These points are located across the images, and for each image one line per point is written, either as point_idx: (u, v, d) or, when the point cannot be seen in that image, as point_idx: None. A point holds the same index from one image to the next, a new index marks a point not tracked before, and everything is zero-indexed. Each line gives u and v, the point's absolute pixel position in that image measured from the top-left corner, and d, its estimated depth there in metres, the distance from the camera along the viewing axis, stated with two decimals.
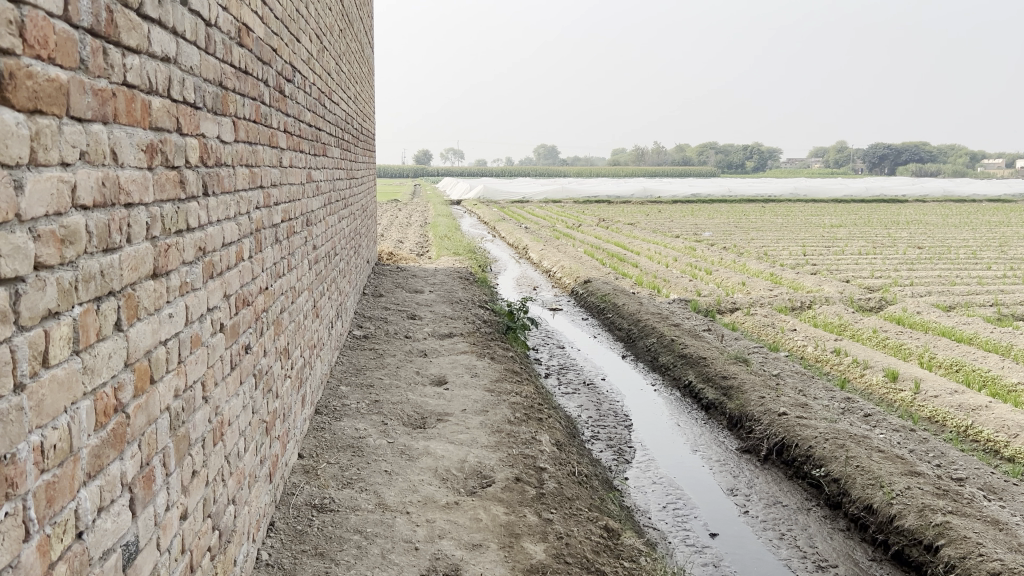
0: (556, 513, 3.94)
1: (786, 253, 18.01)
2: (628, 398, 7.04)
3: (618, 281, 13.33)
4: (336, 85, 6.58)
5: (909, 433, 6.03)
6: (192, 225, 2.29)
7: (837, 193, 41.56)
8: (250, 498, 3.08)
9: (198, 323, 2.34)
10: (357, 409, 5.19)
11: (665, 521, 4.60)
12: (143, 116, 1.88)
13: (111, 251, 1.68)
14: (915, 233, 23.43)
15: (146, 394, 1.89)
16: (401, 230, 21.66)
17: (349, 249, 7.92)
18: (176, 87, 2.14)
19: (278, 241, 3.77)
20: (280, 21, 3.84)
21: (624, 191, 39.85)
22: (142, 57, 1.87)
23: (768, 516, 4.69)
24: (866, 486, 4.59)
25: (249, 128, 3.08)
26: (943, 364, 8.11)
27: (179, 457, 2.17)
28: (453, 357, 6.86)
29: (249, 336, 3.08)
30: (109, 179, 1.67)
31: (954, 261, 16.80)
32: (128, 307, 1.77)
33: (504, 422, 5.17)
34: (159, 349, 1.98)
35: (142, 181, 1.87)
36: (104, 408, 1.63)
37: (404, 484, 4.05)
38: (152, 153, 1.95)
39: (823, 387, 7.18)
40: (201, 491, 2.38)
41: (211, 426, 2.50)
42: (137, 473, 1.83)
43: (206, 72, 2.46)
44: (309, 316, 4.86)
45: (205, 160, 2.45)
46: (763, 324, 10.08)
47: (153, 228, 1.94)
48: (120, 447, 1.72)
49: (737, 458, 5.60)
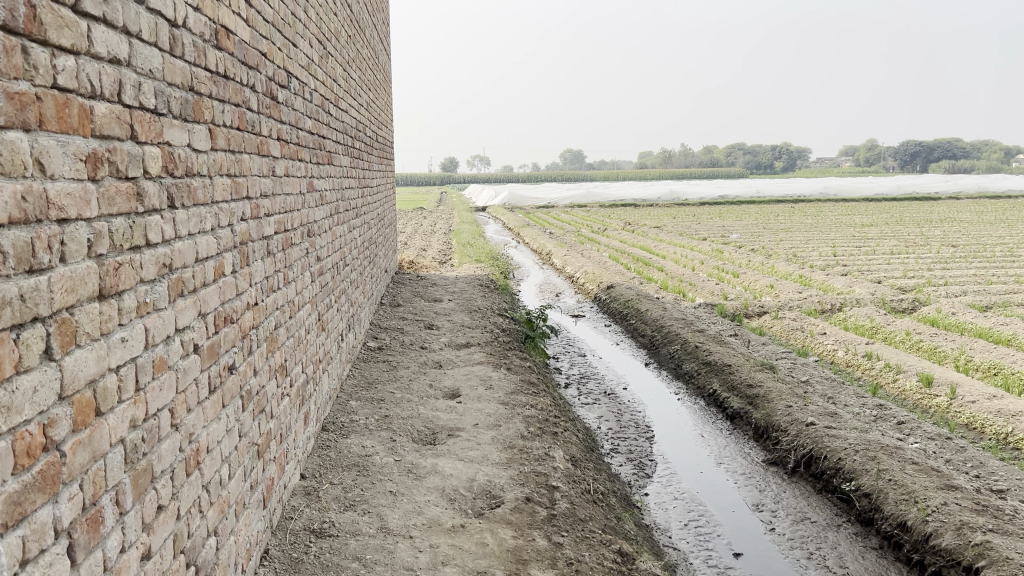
0: (566, 537, 3.73)
1: (816, 253, 17.66)
2: (651, 408, 6.80)
3: (642, 286, 13.08)
4: (344, 91, 6.40)
5: (945, 441, 5.74)
6: (154, 240, 2.13)
7: (868, 191, 40.81)
8: (237, 527, 2.91)
9: (163, 346, 2.17)
10: (366, 425, 5.01)
11: (686, 540, 4.37)
12: (82, 123, 1.72)
13: (38, 273, 1.51)
14: (950, 230, 22.86)
15: (90, 428, 1.71)
16: (424, 237, 21.55)
17: (364, 258, 7.76)
18: (129, 91, 1.97)
19: (273, 253, 3.61)
20: (271, 24, 3.69)
21: (651, 194, 39.50)
22: (80, 58, 1.70)
23: (796, 534, 4.43)
24: (900, 502, 4.30)
25: (231, 136, 2.92)
26: (980, 368, 7.81)
27: (139, 493, 2.00)
28: (468, 368, 6.67)
29: (235, 355, 2.91)
30: (32, 193, 1.50)
31: (990, 259, 16.32)
32: (63, 333, 1.61)
33: (516, 437, 4.96)
34: (108, 378, 1.81)
35: (81, 195, 1.70)
36: (28, 448, 1.46)
37: (409, 506, 3.86)
38: (97, 164, 1.78)
39: (854, 394, 6.90)
40: (169, 526, 2.21)
41: (184, 455, 2.34)
42: (79, 517, 1.65)
43: (171, 76, 2.29)
44: (314, 330, 4.71)
45: (171, 171, 2.29)
46: (791, 328, 9.78)
47: (98, 245, 1.78)
48: (53, 490, 1.55)
49: (763, 470, 5.35)
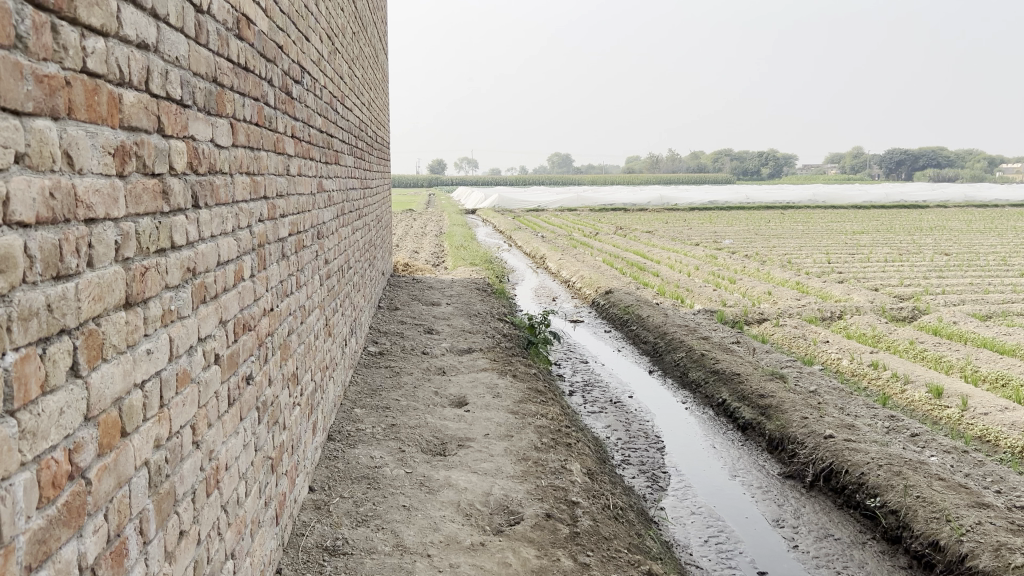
0: (592, 557, 3.58)
1: (810, 260, 17.56)
2: (659, 417, 6.65)
3: (640, 291, 12.92)
4: (348, 89, 6.22)
5: (962, 455, 5.62)
6: (179, 242, 1.96)
7: (857, 199, 40.88)
8: (252, 547, 2.73)
9: (186, 358, 2.00)
10: (373, 434, 4.83)
11: (708, 558, 4.23)
12: (111, 112, 1.54)
13: (64, 278, 1.34)
14: (941, 239, 22.81)
15: (115, 452, 1.54)
16: (415, 240, 21.26)
17: (364, 260, 7.54)
18: (157, 80, 1.80)
19: (286, 256, 3.43)
20: (287, 15, 3.51)
21: (641, 198, 39.34)
22: (109, 40, 1.53)
23: (820, 551, 4.30)
24: (930, 520, 4.18)
25: (250, 132, 2.75)
26: (988, 378, 7.68)
27: (162, 520, 1.82)
28: (473, 375, 6.50)
29: (251, 365, 2.74)
30: (60, 189, 1.33)
31: (985, 268, 16.25)
32: (90, 347, 1.43)
33: (530, 448, 4.80)
34: (134, 395, 1.64)
35: (109, 192, 1.53)
36: (53, 479, 1.29)
37: (425, 522, 3.70)
38: (125, 158, 1.61)
39: (864, 404, 6.77)
40: (191, 553, 2.04)
41: (205, 475, 2.17)
42: (103, 550, 1.48)
43: (197, 66, 2.13)
44: (321, 335, 4.53)
45: (195, 167, 2.11)
46: (794, 336, 9.66)
47: (125, 248, 1.61)
48: (78, 524, 1.38)
49: (781, 484, 5.22)
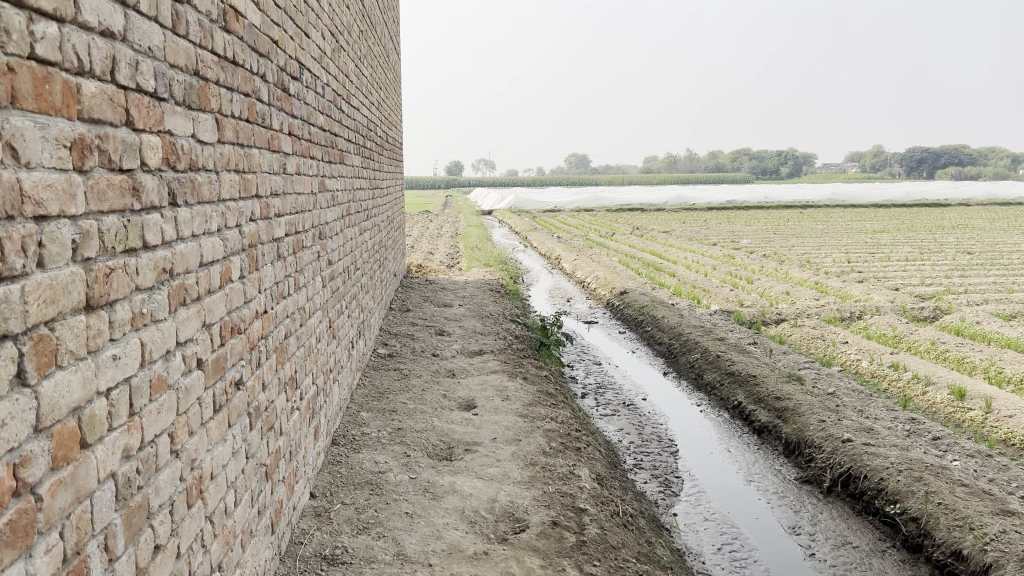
0: (599, 567, 3.46)
1: (830, 260, 17.30)
2: (673, 420, 6.51)
3: (656, 292, 12.77)
4: (355, 88, 6.12)
5: (985, 459, 5.45)
6: (152, 242, 1.86)
7: (880, 198, 40.33)
8: (242, 559, 2.63)
9: (162, 363, 1.91)
10: (379, 439, 4.74)
11: (721, 567, 4.09)
12: (66, 103, 1.45)
13: (7, 279, 1.25)
14: (963, 237, 22.43)
15: (73, 464, 1.45)
16: (431, 241, 21.18)
17: (373, 261, 7.43)
18: (124, 70, 1.71)
19: (282, 257, 3.34)
20: (283, 10, 3.41)
21: (658, 198, 39.06)
22: (64, 26, 1.43)
23: (838, 560, 4.15)
24: (953, 528, 4.03)
25: (239, 128, 2.65)
26: (1013, 380, 7.46)
27: (133, 534, 1.73)
28: (483, 377, 6.39)
29: (242, 369, 2.65)
30: None
31: (1009, 267, 15.92)
32: (40, 353, 1.34)
33: (538, 453, 4.69)
34: (96, 404, 1.54)
35: (65, 187, 1.44)
36: None
37: (427, 530, 3.59)
38: (84, 152, 1.51)
39: (884, 407, 6.60)
40: (168, 567, 1.95)
41: (186, 484, 2.07)
42: (58, 571, 1.39)
43: (174, 57, 2.03)
44: (324, 338, 4.44)
45: (172, 163, 2.01)
46: (812, 336, 9.48)
47: (84, 248, 1.51)
48: (25, 542, 1.28)
49: (797, 489, 5.07)
